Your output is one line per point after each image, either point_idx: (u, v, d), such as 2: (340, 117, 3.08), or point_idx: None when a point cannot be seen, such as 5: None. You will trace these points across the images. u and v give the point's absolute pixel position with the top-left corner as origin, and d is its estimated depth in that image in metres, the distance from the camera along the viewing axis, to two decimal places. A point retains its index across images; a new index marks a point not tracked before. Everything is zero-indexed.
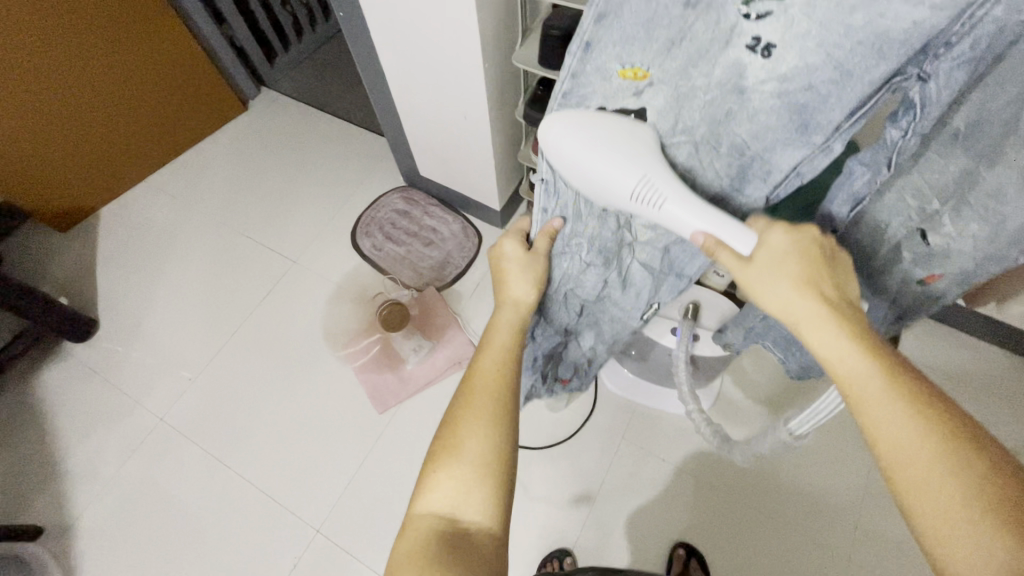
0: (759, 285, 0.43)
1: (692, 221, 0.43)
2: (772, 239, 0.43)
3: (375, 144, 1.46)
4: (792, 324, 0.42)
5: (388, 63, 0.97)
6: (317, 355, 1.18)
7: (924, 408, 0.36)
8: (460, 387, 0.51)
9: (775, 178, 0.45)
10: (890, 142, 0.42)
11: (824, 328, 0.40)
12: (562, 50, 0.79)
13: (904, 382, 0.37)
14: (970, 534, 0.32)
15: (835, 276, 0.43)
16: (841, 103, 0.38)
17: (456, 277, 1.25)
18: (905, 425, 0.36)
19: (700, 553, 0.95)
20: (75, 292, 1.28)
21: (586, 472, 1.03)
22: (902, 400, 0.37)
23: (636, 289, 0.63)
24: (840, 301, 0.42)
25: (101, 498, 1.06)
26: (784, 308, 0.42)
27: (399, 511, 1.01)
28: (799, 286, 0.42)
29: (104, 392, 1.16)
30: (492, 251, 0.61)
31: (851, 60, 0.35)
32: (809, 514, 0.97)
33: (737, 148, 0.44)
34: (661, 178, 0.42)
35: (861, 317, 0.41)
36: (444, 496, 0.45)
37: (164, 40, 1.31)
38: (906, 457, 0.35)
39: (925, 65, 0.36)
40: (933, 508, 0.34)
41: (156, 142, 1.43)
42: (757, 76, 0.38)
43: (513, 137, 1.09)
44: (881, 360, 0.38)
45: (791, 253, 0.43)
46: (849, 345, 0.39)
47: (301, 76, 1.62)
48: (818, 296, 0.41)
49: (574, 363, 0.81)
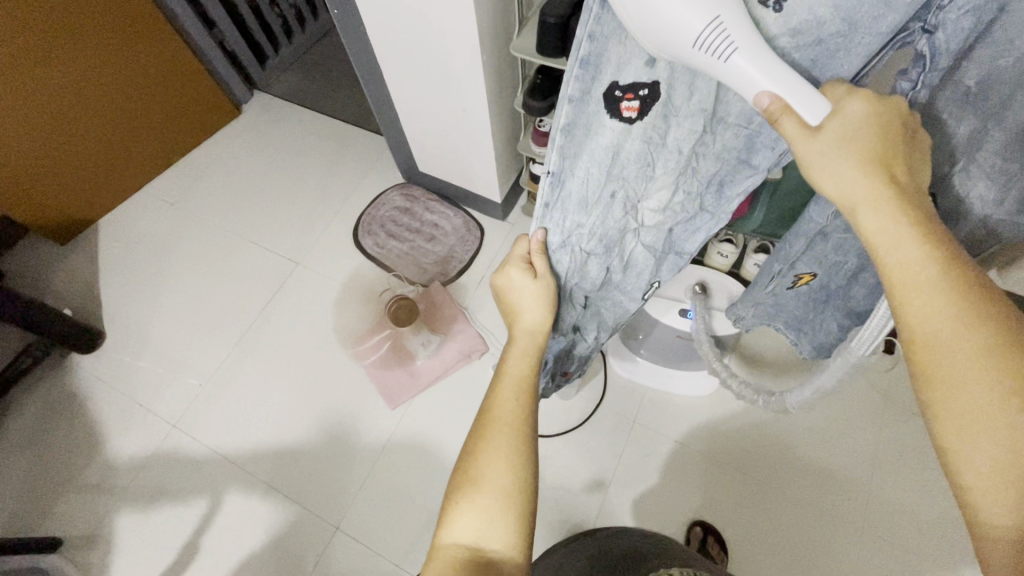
0: (821, 163, 0.37)
1: (759, 78, 0.36)
2: (848, 108, 0.37)
3: (372, 142, 1.47)
4: (844, 209, 0.38)
5: (385, 58, 0.97)
6: (325, 356, 1.18)
7: (980, 298, 0.33)
8: (479, 420, 0.52)
9: (782, 145, 0.46)
10: (902, 97, 0.42)
11: (883, 210, 0.36)
12: (561, 37, 0.79)
13: (963, 272, 0.34)
14: (995, 425, 0.31)
15: (906, 159, 0.38)
16: (850, 58, 0.39)
17: (460, 271, 1.26)
18: (953, 313, 0.33)
19: (716, 531, 0.96)
20: (79, 304, 1.28)
21: (600, 456, 1.04)
22: (956, 289, 0.33)
23: (636, 272, 0.63)
24: (906, 184, 0.37)
25: (119, 506, 1.06)
26: (840, 191, 0.38)
27: (416, 505, 1.02)
28: (866, 166, 0.37)
29: (115, 402, 1.17)
30: (496, 278, 0.60)
31: (858, 11, 0.36)
32: (822, 487, 0.98)
33: (746, 116, 0.45)
34: (734, 21, 0.34)
35: (923, 203, 0.37)
36: (469, 527, 0.46)
37: (155, 46, 1.30)
38: (944, 347, 0.33)
39: (928, 18, 0.38)
40: (960, 399, 0.33)
41: (151, 149, 1.43)
42: (770, 32, 0.37)
43: (512, 127, 1.10)
44: (944, 252, 0.34)
45: (863, 124, 0.37)
46: (910, 235, 0.35)
47: (294, 78, 1.62)
48: (881, 176, 0.37)
49: (582, 358, 0.80)
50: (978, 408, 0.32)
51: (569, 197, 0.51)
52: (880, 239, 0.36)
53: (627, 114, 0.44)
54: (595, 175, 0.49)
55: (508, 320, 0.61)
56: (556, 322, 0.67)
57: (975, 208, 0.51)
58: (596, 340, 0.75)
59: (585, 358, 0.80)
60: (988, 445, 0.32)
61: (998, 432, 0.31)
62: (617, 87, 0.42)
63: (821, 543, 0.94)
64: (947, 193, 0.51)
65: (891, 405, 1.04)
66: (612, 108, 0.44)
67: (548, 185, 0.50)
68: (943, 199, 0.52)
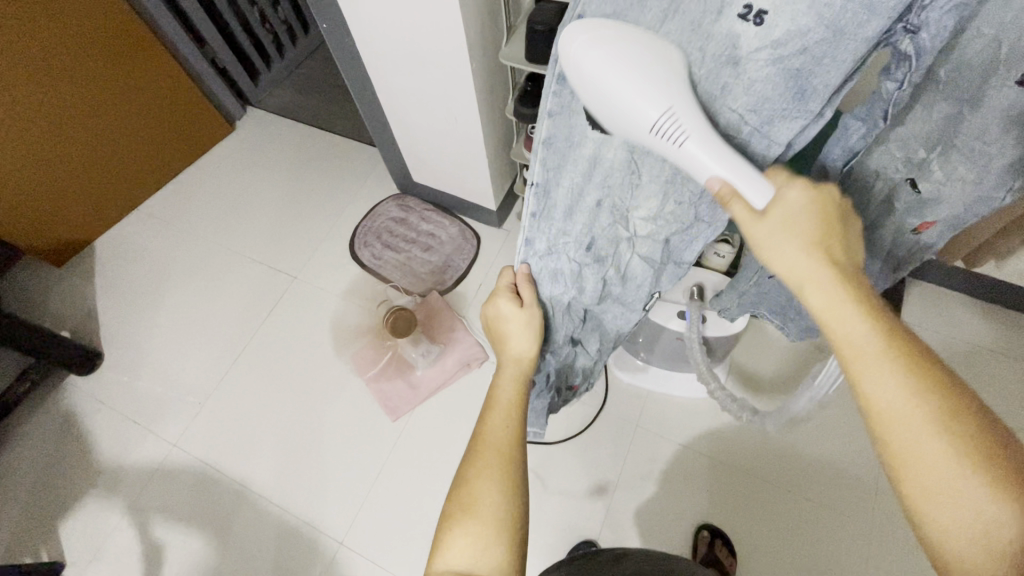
0: (769, 246, 0.39)
1: (710, 164, 0.38)
2: (790, 195, 0.39)
3: (366, 153, 1.47)
4: (793, 287, 0.39)
5: (376, 71, 0.98)
6: (325, 370, 1.17)
7: (925, 371, 0.35)
8: (469, 447, 0.52)
9: (775, 152, 0.42)
10: (887, 94, 0.42)
11: (830, 291, 0.37)
12: (548, 44, 0.80)
13: (903, 347, 0.36)
14: (962, 493, 0.33)
15: (843, 235, 0.40)
16: (836, 64, 0.36)
17: (458, 280, 1.26)
18: (905, 388, 0.35)
19: (724, 534, 0.95)
20: (77, 326, 1.28)
21: (604, 462, 1.03)
22: (901, 364, 0.35)
23: (636, 284, 0.60)
24: (846, 263, 0.39)
25: (120, 529, 1.05)
26: (789, 269, 0.39)
27: (419, 518, 1.01)
28: (809, 247, 0.38)
29: (113, 423, 1.16)
30: (485, 309, 0.61)
31: (842, 18, 0.34)
32: (828, 484, 0.98)
33: (735, 126, 0.41)
34: (686, 110, 0.37)
35: (864, 281, 0.39)
36: (462, 553, 0.45)
37: (149, 67, 1.32)
38: (901, 421, 0.35)
39: (911, 17, 0.36)
40: (924, 467, 0.34)
41: (146, 168, 1.43)
42: (750, 45, 0.36)
43: (504, 134, 1.10)
44: (890, 330, 0.36)
45: (805, 211, 0.39)
46: (860, 316, 0.36)
47: (287, 93, 1.63)
48: (825, 257, 0.38)
49: (583, 368, 0.76)
50: (950, 481, 0.33)
51: (554, 207, 0.51)
52: (829, 316, 0.37)
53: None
54: (581, 184, 0.49)
55: (496, 349, 0.61)
56: (547, 334, 0.65)
57: (953, 189, 0.55)
58: (598, 354, 0.73)
59: (588, 368, 0.76)
60: (955, 507, 0.33)
61: (963, 496, 0.33)
62: None
63: (830, 542, 0.93)
64: (928, 176, 0.55)
65: None
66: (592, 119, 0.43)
67: (534, 196, 0.50)
68: (924, 181, 0.55)
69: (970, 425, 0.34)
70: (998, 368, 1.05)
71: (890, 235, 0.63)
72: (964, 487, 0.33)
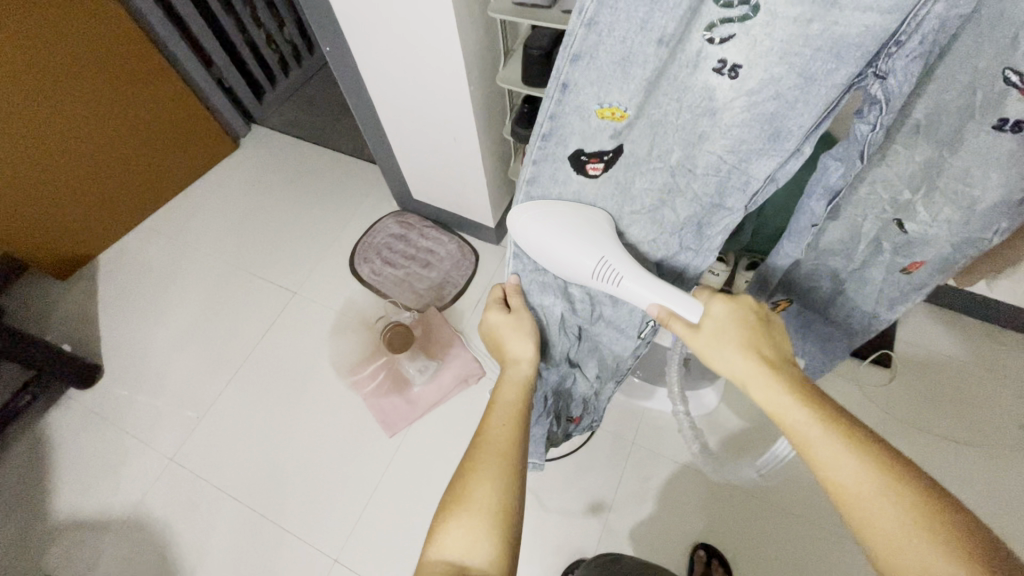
0: (711, 354, 0.47)
1: (647, 296, 0.48)
2: (714, 309, 0.48)
3: (367, 171, 1.49)
4: (740, 386, 0.46)
5: (376, 92, 1.00)
6: (323, 385, 1.18)
7: (861, 443, 0.39)
8: (471, 445, 0.53)
9: (753, 187, 0.45)
10: (860, 137, 0.43)
11: (764, 386, 0.44)
12: (544, 70, 0.82)
13: (840, 427, 0.41)
14: (924, 560, 0.35)
15: (771, 334, 0.47)
16: (809, 109, 0.38)
17: (455, 297, 1.27)
18: (845, 464, 0.39)
19: (722, 554, 0.94)
20: (78, 339, 1.29)
21: (600, 480, 1.03)
22: (839, 442, 0.40)
23: (627, 308, 0.61)
24: (777, 359, 0.46)
25: (113, 545, 1.05)
26: (732, 371, 0.46)
27: (413, 535, 1.01)
28: (742, 348, 0.46)
29: (111, 437, 1.16)
30: (482, 322, 0.63)
31: (813, 67, 0.35)
32: (826, 504, 0.97)
33: (715, 165, 0.44)
34: (616, 258, 0.48)
35: (795, 372, 0.45)
36: (455, 543, 0.46)
37: (158, 89, 1.36)
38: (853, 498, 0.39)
39: (880, 63, 0.37)
40: (886, 543, 0.37)
41: (152, 183, 1.46)
42: (726, 95, 0.38)
43: (502, 155, 1.12)
44: (821, 412, 0.41)
45: (733, 319, 0.47)
46: (793, 408, 0.42)
47: (291, 111, 1.67)
48: (756, 355, 0.45)
49: (582, 399, 0.79)
50: (909, 550, 0.36)
51: None
52: (772, 408, 0.44)
53: (593, 172, 0.46)
54: None
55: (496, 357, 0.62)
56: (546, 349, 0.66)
57: (941, 230, 0.57)
58: (594, 379, 0.74)
59: (590, 402, 0.80)
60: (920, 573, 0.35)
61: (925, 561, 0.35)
62: (582, 153, 0.44)
63: (826, 561, 0.93)
64: (914, 218, 0.57)
65: (890, 420, 1.03)
66: (579, 168, 0.45)
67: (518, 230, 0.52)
68: (909, 223, 0.58)
69: (908, 493, 0.37)
70: (998, 389, 1.05)
71: (879, 275, 0.66)
72: (921, 556, 0.35)
